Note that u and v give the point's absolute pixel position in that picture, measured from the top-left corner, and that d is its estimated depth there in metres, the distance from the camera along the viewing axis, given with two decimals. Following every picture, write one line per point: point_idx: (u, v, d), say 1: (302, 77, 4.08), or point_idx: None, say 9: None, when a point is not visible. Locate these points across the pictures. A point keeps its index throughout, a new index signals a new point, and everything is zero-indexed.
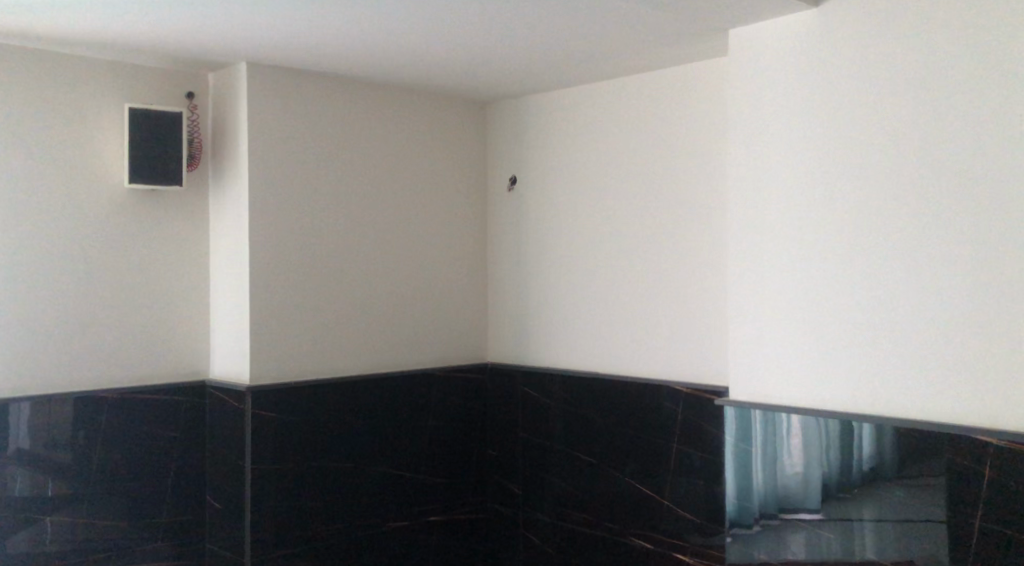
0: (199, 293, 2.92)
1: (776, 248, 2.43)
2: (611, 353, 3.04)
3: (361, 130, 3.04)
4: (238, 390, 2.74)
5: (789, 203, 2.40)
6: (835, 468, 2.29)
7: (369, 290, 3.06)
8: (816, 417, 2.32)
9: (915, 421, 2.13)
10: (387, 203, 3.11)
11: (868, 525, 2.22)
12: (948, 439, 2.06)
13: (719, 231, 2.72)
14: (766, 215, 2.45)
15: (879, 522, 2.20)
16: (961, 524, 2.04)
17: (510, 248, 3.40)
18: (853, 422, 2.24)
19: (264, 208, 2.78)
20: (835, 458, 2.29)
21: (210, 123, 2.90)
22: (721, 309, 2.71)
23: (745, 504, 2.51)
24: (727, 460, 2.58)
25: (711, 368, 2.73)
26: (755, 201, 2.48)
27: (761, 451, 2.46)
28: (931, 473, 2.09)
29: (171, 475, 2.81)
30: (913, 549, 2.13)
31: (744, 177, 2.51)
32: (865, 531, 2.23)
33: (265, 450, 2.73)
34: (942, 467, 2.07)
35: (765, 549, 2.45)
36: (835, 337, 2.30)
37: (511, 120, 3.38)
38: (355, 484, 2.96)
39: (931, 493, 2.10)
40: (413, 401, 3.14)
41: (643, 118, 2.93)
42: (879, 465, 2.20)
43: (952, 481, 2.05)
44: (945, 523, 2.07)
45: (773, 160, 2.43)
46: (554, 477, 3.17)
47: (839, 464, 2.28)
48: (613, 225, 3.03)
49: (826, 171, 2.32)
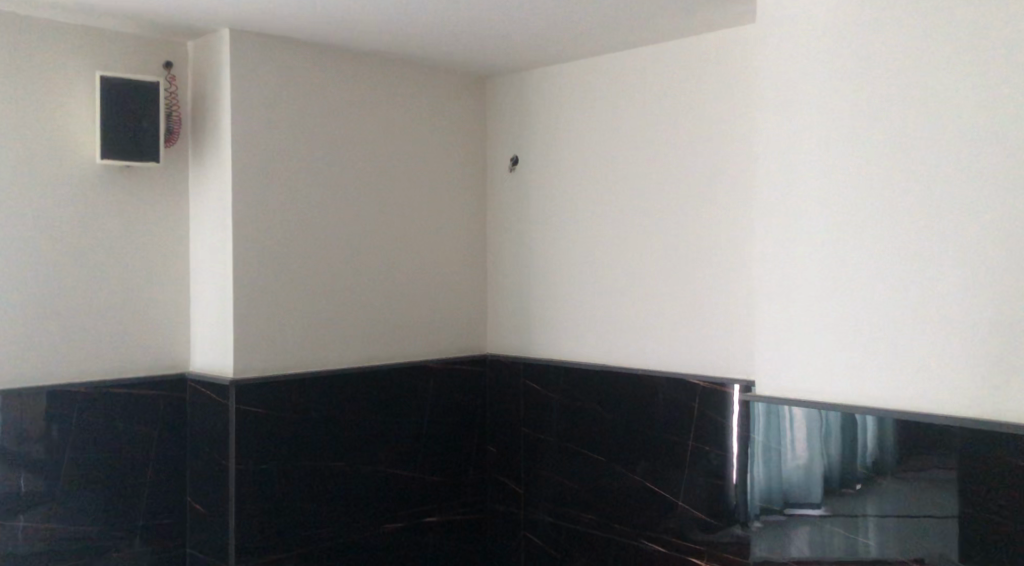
0: (179, 280, 2.71)
1: (803, 233, 2.24)
2: (622, 343, 2.85)
3: (352, 109, 2.84)
4: (220, 384, 2.54)
5: (816, 182, 2.21)
6: (837, 462, 2.15)
7: (362, 277, 2.87)
8: (821, 410, 2.17)
9: (945, 417, 1.95)
10: (381, 184, 2.92)
11: (871, 522, 2.07)
12: (968, 434, 1.89)
13: (743, 214, 2.53)
14: (792, 196, 2.26)
15: (881, 518, 2.05)
16: (977, 523, 1.88)
17: (511, 232, 3.21)
18: (860, 414, 2.09)
19: (246, 187, 2.57)
20: (835, 452, 2.15)
21: (190, 95, 2.68)
22: (745, 298, 2.53)
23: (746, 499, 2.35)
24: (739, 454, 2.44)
25: (731, 359, 2.56)
26: (780, 181, 2.29)
27: (762, 444, 2.31)
28: (945, 468, 1.94)
29: (150, 473, 2.61)
30: (925, 548, 1.97)
31: (767, 154, 2.31)
32: (867, 526, 2.08)
33: (249, 448, 2.53)
34: (952, 459, 1.92)
35: (766, 547, 2.29)
36: (864, 329, 2.11)
37: (513, 96, 3.19)
38: (346, 484, 2.77)
39: (938, 485, 1.95)
40: (408, 394, 2.95)
41: (661, 93, 2.74)
42: (886, 460, 2.05)
43: (967, 476, 1.90)
44: (958, 520, 1.91)
45: (802, 136, 2.23)
46: (556, 474, 3.00)
47: (842, 459, 2.14)
48: (625, 207, 2.84)
49: (860, 146, 2.12)
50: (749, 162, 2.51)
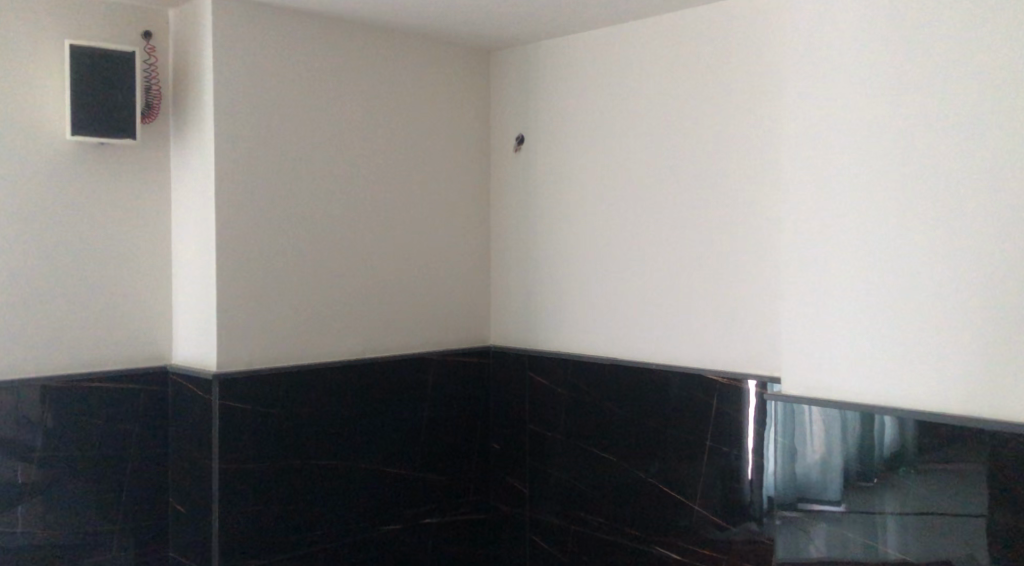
0: (160, 267, 2.55)
1: (839, 217, 2.03)
2: (633, 336, 2.68)
3: (346, 84, 2.66)
4: (203, 377, 2.38)
5: (855, 161, 2.00)
6: (853, 457, 1.99)
7: (356, 264, 2.70)
8: (845, 406, 2.00)
9: (988, 420, 1.78)
10: (377, 164, 2.75)
11: (890, 519, 1.93)
12: (1005, 433, 1.74)
13: (774, 196, 2.32)
14: (829, 176, 2.05)
15: (902, 517, 1.90)
16: (1011, 518, 1.73)
17: (516, 216, 3.04)
18: (885, 411, 1.93)
19: (230, 167, 2.40)
20: (851, 446, 1.99)
21: (170, 68, 2.51)
22: (774, 289, 2.33)
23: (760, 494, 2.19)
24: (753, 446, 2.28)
25: (751, 354, 2.38)
26: (815, 161, 2.07)
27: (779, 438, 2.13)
28: (969, 460, 1.80)
29: (128, 472, 2.46)
30: (956, 555, 1.82)
31: (799, 129, 2.10)
32: (886, 525, 1.93)
33: (233, 446, 2.37)
34: (982, 455, 1.77)
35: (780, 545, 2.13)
36: (900, 322, 1.92)
37: (519, 72, 3.01)
38: (339, 483, 2.61)
39: (964, 481, 1.80)
40: (405, 388, 2.78)
41: (679, 66, 2.54)
42: (906, 453, 1.90)
43: (997, 470, 1.75)
44: (989, 517, 1.76)
45: (841, 109, 2.02)
46: (561, 473, 2.84)
47: (859, 453, 1.98)
48: (639, 190, 2.66)
49: (905, 119, 1.91)
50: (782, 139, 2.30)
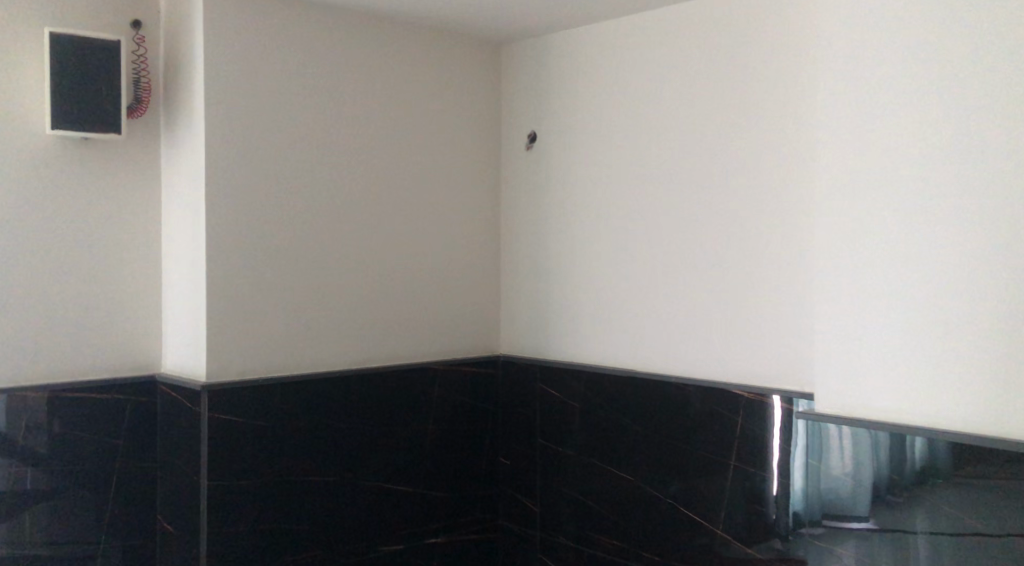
0: (149, 270, 2.42)
1: (878, 219, 1.85)
2: (651, 347, 2.52)
3: (347, 78, 2.53)
4: (192, 389, 2.25)
5: (894, 156, 1.82)
6: (883, 473, 1.87)
7: (358, 268, 2.57)
8: (883, 428, 1.84)
9: None
10: (380, 163, 2.62)
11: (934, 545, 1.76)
12: None
13: (805, 196, 2.15)
14: (864, 173, 1.87)
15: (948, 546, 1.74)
16: None
17: (528, 219, 2.88)
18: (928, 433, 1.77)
19: (222, 165, 2.27)
20: (882, 463, 1.87)
21: (160, 61, 2.39)
22: (806, 298, 2.15)
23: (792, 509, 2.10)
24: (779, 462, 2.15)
25: (779, 367, 2.21)
26: (851, 156, 1.90)
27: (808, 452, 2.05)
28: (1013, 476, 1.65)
29: (113, 489, 2.32)
30: None
31: (831, 121, 1.93)
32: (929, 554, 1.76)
33: (223, 462, 2.23)
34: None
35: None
36: (941, 334, 1.76)
37: (531, 66, 2.86)
38: (339, 501, 2.47)
39: (1006, 499, 1.66)
40: (409, 400, 2.64)
41: (701, 58, 2.38)
42: (940, 468, 1.76)
43: None
44: None
45: (877, 100, 1.85)
46: (574, 492, 2.68)
47: (891, 471, 1.85)
48: (659, 191, 2.50)
49: (948, 109, 1.74)
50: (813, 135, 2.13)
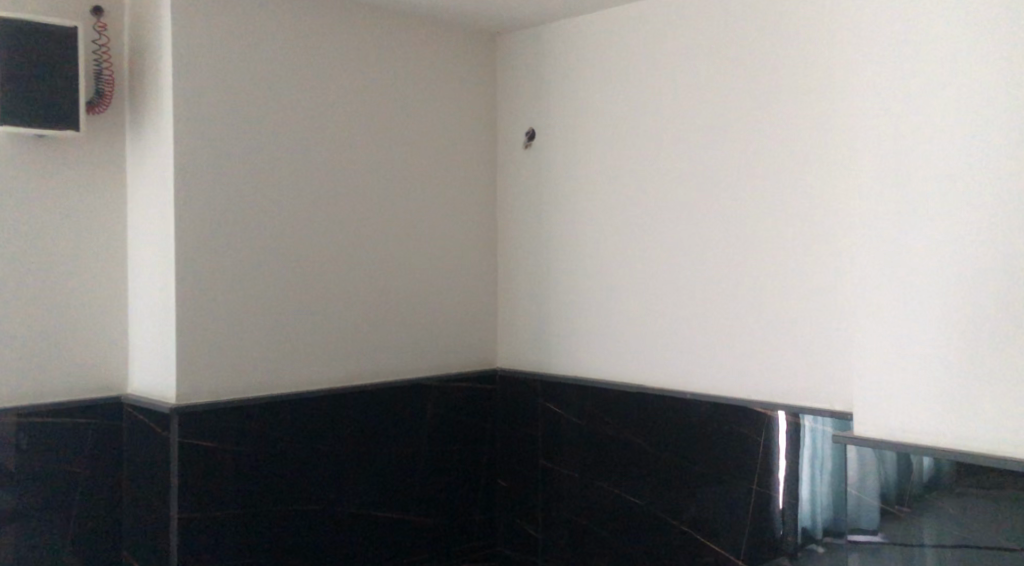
0: (113, 280, 2.22)
1: (927, 214, 1.66)
2: (659, 359, 2.33)
3: (329, 70, 2.35)
4: (160, 410, 2.05)
5: (947, 149, 1.63)
6: (886, 486, 1.75)
7: (343, 277, 2.38)
8: (906, 452, 1.68)
9: None
10: (366, 163, 2.43)
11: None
12: None
13: (843, 189, 1.94)
14: (912, 165, 1.68)
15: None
16: None
17: (526, 221, 2.70)
18: (979, 454, 1.58)
19: (192, 163, 2.08)
20: (887, 477, 1.75)
21: (125, 53, 2.21)
22: (842, 303, 1.94)
23: (806, 523, 1.97)
24: (792, 480, 2.00)
25: (802, 382, 2.02)
26: (897, 147, 1.70)
27: (816, 466, 1.95)
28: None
29: (74, 521, 2.11)
30: None
31: (873, 106, 1.74)
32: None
33: (195, 491, 2.03)
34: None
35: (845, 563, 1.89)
36: (988, 343, 1.58)
37: (529, 58, 2.69)
38: (324, 529, 2.27)
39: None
40: (399, 419, 2.45)
41: (715, 45, 2.20)
42: (941, 479, 1.64)
43: None
44: None
45: (925, 82, 1.66)
46: (577, 515, 2.49)
47: (896, 482, 1.72)
48: (669, 190, 2.31)
49: (1000, 91, 1.56)
50: (852, 122, 1.92)
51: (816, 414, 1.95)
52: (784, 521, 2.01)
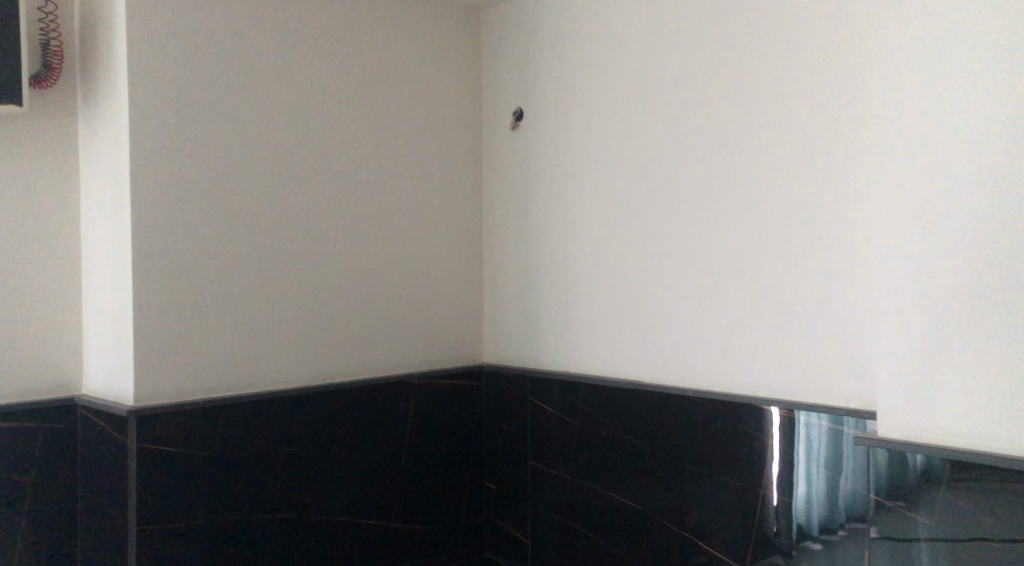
0: (65, 271, 2.05)
1: (951, 190, 1.49)
2: (652, 353, 2.18)
3: (298, 44, 2.19)
4: (116, 412, 1.88)
5: (974, 117, 1.45)
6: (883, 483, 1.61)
7: (315, 265, 2.22)
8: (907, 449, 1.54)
9: None
10: (339, 144, 2.27)
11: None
12: None
13: (860, 163, 1.76)
14: (936, 137, 1.50)
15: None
16: None
17: (512, 208, 2.55)
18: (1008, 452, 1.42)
19: (147, 141, 1.91)
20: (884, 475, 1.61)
21: (75, 24, 2.04)
22: (853, 293, 1.77)
23: (803, 523, 1.83)
24: (785, 478, 1.86)
25: (801, 377, 1.87)
26: (919, 117, 1.52)
27: (810, 463, 1.81)
28: None
29: (25, 533, 1.94)
30: None
31: (889, 74, 1.56)
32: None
33: (152, 498, 1.87)
34: None
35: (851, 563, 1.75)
36: (1004, 334, 1.43)
37: (513, 35, 2.54)
38: (294, 536, 2.11)
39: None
40: (376, 416, 2.29)
41: (710, 17, 2.04)
42: (942, 473, 1.50)
43: None
44: None
45: (948, 44, 1.48)
46: (567, 517, 2.35)
47: (895, 480, 1.58)
48: (665, 173, 2.15)
49: None
50: (865, 92, 1.75)
51: (810, 409, 1.81)
52: (779, 522, 1.87)
